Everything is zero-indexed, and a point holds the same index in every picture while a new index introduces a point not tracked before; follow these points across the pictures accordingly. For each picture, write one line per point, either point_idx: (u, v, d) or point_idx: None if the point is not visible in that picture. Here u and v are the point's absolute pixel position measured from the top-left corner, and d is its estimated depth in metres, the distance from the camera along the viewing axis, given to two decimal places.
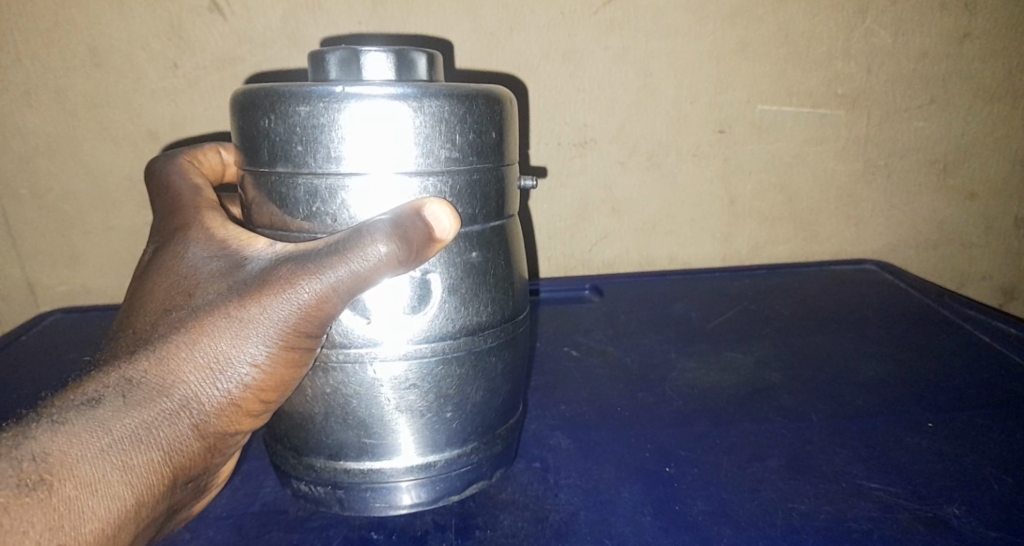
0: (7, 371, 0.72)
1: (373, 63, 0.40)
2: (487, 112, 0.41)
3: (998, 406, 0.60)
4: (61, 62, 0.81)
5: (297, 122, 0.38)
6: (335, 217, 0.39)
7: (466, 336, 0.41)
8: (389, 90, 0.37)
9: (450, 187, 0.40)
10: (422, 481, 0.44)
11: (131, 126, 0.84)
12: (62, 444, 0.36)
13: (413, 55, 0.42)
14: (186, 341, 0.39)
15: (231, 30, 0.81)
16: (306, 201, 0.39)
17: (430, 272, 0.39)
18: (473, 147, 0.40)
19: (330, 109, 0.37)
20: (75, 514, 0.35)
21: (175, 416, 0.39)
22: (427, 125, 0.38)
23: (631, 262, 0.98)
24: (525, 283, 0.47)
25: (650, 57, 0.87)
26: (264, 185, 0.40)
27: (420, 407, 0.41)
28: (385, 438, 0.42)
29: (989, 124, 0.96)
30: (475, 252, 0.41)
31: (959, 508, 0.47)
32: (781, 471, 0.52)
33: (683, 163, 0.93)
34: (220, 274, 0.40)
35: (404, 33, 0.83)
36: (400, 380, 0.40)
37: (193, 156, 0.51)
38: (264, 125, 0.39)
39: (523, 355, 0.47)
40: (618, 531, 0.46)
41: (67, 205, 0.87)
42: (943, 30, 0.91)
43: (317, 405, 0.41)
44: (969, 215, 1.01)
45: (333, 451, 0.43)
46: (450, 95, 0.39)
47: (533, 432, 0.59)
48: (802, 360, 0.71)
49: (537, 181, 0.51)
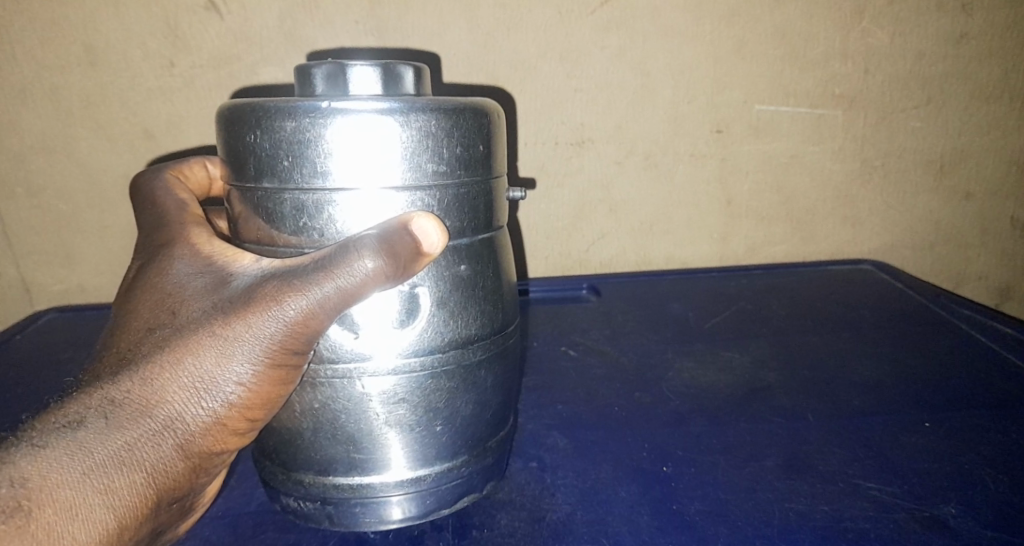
0: (2, 372, 0.71)
1: (359, 78, 0.40)
2: (475, 125, 0.41)
3: (994, 406, 0.60)
4: (57, 61, 0.81)
5: (283, 137, 0.38)
6: (323, 232, 0.39)
7: (456, 349, 0.41)
8: (376, 105, 0.37)
9: (438, 201, 0.40)
10: (413, 496, 0.43)
11: (127, 125, 0.84)
12: (43, 468, 0.35)
13: (400, 69, 0.42)
14: (170, 360, 0.39)
15: (227, 29, 0.81)
16: (293, 216, 0.39)
17: (419, 286, 0.39)
18: (461, 161, 0.40)
19: (316, 125, 0.37)
20: (55, 539, 0.34)
21: (159, 436, 0.38)
22: (414, 140, 0.38)
23: (628, 261, 0.98)
24: (514, 295, 0.47)
25: (648, 57, 0.87)
26: (250, 200, 0.40)
27: (409, 422, 0.41)
28: (374, 452, 0.42)
29: (986, 124, 0.96)
30: (464, 265, 0.41)
31: (955, 508, 0.48)
32: (777, 470, 0.52)
33: (681, 162, 0.93)
34: (206, 291, 0.40)
35: (401, 32, 0.83)
36: (389, 395, 0.40)
37: (179, 171, 0.50)
38: (250, 140, 0.39)
39: (514, 365, 0.47)
40: (615, 530, 0.46)
41: (62, 204, 0.87)
42: (940, 30, 0.91)
43: (305, 420, 0.41)
44: (966, 215, 1.01)
45: (322, 466, 0.42)
46: (437, 109, 0.39)
47: (530, 432, 0.59)
48: (800, 359, 0.71)
49: (527, 191, 0.51)
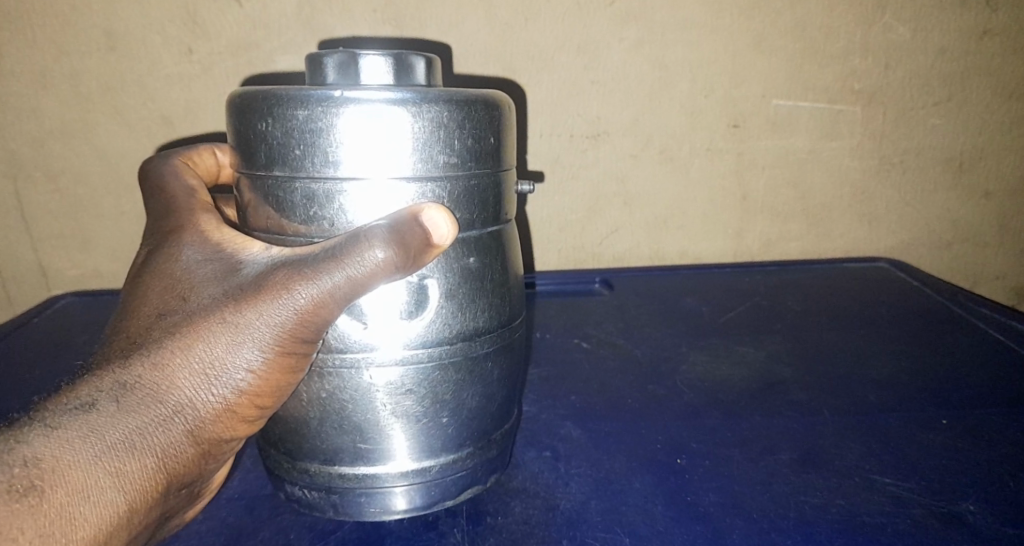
0: (19, 354, 0.72)
1: (371, 67, 0.40)
2: (486, 117, 0.41)
3: (1011, 404, 0.60)
4: (76, 46, 0.81)
5: (295, 125, 0.38)
6: (333, 222, 0.39)
7: (463, 341, 0.41)
8: (388, 94, 0.37)
9: (448, 193, 0.40)
10: (417, 486, 0.43)
11: (145, 111, 0.85)
12: (56, 449, 0.35)
13: (412, 59, 0.42)
14: (183, 345, 0.39)
15: (245, 16, 0.81)
16: (304, 205, 0.39)
17: (428, 277, 0.39)
18: (472, 152, 0.40)
19: (328, 113, 0.37)
20: (66, 520, 0.34)
21: (170, 422, 0.38)
22: (426, 130, 0.38)
23: (641, 256, 0.98)
24: (521, 287, 0.47)
25: (666, 49, 0.86)
26: (261, 188, 0.40)
27: (416, 413, 0.41)
28: (381, 443, 0.42)
29: (1007, 122, 0.95)
30: (473, 258, 0.41)
31: (973, 504, 0.47)
32: (792, 464, 0.52)
33: (697, 157, 0.92)
34: (216, 278, 0.40)
35: (418, 22, 0.83)
36: (395, 385, 0.40)
37: (188, 157, 0.50)
38: (262, 128, 0.39)
39: (521, 357, 0.47)
40: (629, 520, 0.46)
41: (79, 189, 0.88)
42: (961, 26, 0.90)
43: (312, 409, 0.41)
44: (984, 213, 1.00)
45: (328, 456, 0.42)
46: (450, 100, 0.39)
47: (544, 422, 0.59)
48: (815, 355, 0.70)
49: (535, 184, 0.52)
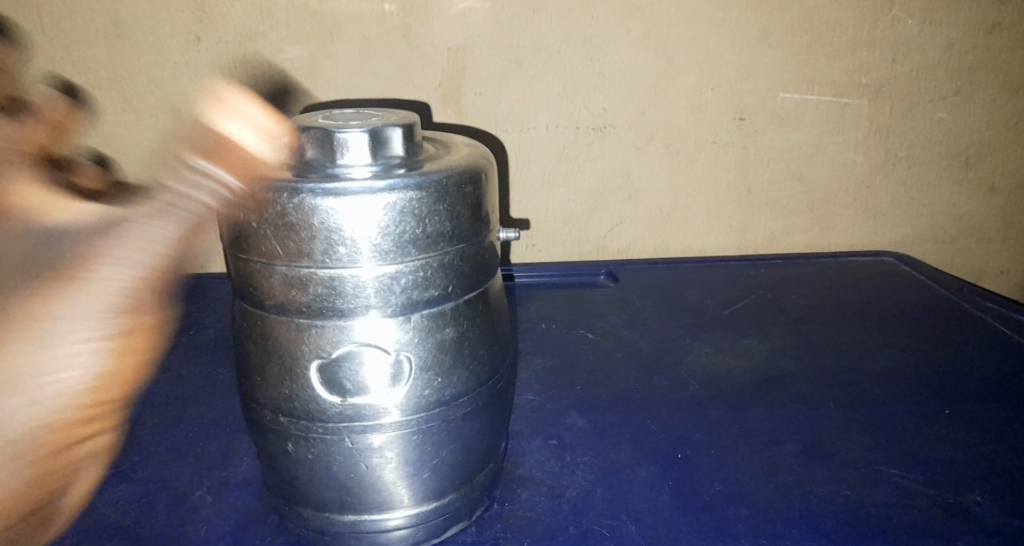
0: None
1: (349, 145, 0.38)
2: (463, 193, 0.39)
3: (1015, 397, 0.60)
4: (84, 34, 0.81)
5: (272, 215, 0.36)
6: (313, 308, 0.37)
7: (440, 407, 0.40)
8: (365, 185, 0.35)
9: (425, 273, 0.38)
10: (405, 530, 0.43)
11: (153, 100, 0.85)
12: None
13: (389, 132, 0.39)
14: None
15: (252, 5, 0.81)
16: (283, 290, 0.37)
17: (404, 353, 0.38)
18: (448, 233, 0.38)
19: (302, 206, 0.35)
20: None
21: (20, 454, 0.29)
22: (399, 216, 0.36)
23: (646, 248, 0.98)
24: (507, 341, 0.46)
25: (672, 41, 0.86)
26: (244, 269, 0.39)
27: (398, 472, 0.41)
28: (366, 496, 0.41)
29: (1015, 116, 0.95)
30: (449, 329, 0.40)
31: (981, 496, 0.47)
32: (797, 455, 0.52)
33: (702, 150, 0.92)
34: None
35: (425, 12, 0.83)
36: (376, 452, 0.40)
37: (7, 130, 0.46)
38: (241, 217, 0.38)
39: (505, 401, 0.46)
40: (635, 508, 0.47)
41: (88, 177, 0.88)
42: (971, 19, 0.90)
43: (301, 468, 0.41)
44: (990, 208, 1.00)
45: (318, 504, 0.42)
46: (423, 182, 0.37)
47: (549, 411, 0.60)
48: (822, 349, 0.71)
49: (520, 231, 0.50)
